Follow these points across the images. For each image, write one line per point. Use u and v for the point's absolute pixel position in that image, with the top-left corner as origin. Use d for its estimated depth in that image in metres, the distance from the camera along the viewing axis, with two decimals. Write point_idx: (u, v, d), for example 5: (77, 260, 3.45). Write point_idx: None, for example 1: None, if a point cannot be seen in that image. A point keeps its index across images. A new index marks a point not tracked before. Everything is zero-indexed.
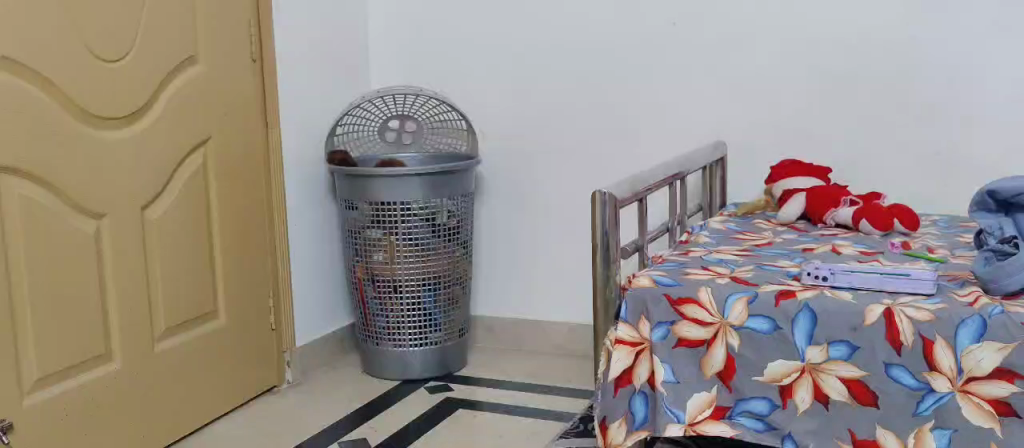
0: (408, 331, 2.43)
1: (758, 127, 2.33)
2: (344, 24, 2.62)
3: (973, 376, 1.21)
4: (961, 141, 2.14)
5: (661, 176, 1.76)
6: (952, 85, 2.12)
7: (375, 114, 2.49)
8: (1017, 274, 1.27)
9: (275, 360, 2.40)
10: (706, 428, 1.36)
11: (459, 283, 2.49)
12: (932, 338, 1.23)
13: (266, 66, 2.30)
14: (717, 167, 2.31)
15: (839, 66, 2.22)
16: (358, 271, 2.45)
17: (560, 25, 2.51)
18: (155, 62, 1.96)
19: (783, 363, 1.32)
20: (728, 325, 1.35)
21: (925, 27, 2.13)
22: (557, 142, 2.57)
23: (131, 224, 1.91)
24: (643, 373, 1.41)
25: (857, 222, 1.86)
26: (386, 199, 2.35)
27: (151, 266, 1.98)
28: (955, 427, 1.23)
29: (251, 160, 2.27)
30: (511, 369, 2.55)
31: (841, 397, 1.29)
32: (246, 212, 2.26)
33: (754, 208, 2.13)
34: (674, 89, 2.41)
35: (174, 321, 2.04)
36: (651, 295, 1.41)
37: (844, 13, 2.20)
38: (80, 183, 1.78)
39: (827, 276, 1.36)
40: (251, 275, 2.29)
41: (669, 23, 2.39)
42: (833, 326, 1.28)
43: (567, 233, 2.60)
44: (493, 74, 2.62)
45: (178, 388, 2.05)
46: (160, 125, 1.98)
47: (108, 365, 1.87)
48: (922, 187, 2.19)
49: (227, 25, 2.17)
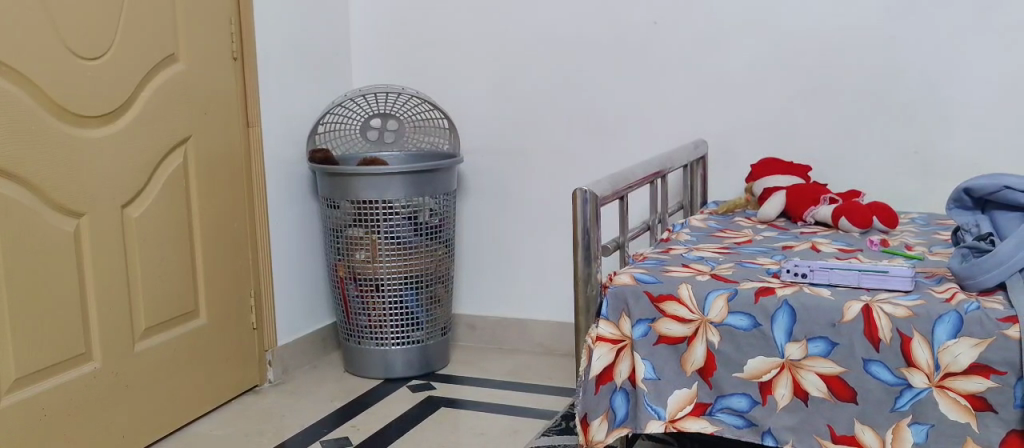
0: (390, 330, 2.43)
1: (737, 127, 2.34)
2: (325, 22, 2.61)
3: (950, 371, 1.22)
4: (940, 140, 2.15)
5: (642, 173, 1.76)
6: (930, 83, 2.14)
7: (357, 112, 2.52)
8: (992, 271, 1.28)
9: (256, 359, 2.39)
10: (687, 424, 1.37)
11: (442, 282, 2.50)
12: (910, 334, 1.24)
13: (246, 64, 2.29)
14: (698, 166, 2.32)
15: (819, 66, 2.24)
16: (340, 269, 2.45)
17: (543, 25, 2.51)
18: (135, 62, 1.95)
19: (763, 360, 1.33)
20: (708, 322, 1.36)
21: (905, 26, 2.14)
22: (539, 140, 2.58)
23: (111, 224, 1.91)
24: (624, 370, 1.41)
25: (836, 220, 1.87)
26: (368, 198, 2.34)
27: (132, 264, 1.97)
28: (932, 422, 1.24)
29: (232, 160, 2.26)
30: (492, 367, 2.55)
31: (820, 393, 1.30)
32: (227, 211, 2.25)
33: (734, 206, 2.13)
34: (655, 88, 2.42)
35: (154, 321, 2.03)
36: (632, 293, 1.41)
37: (823, 11, 2.21)
38: (60, 182, 1.77)
39: (806, 273, 1.37)
40: (232, 274, 2.28)
41: (650, 23, 2.39)
42: (812, 322, 1.29)
43: (548, 232, 2.61)
44: (475, 72, 2.62)
45: (159, 389, 2.04)
46: (141, 123, 1.98)
47: (87, 365, 1.86)
48: (900, 185, 2.20)
49: (208, 23, 2.17)
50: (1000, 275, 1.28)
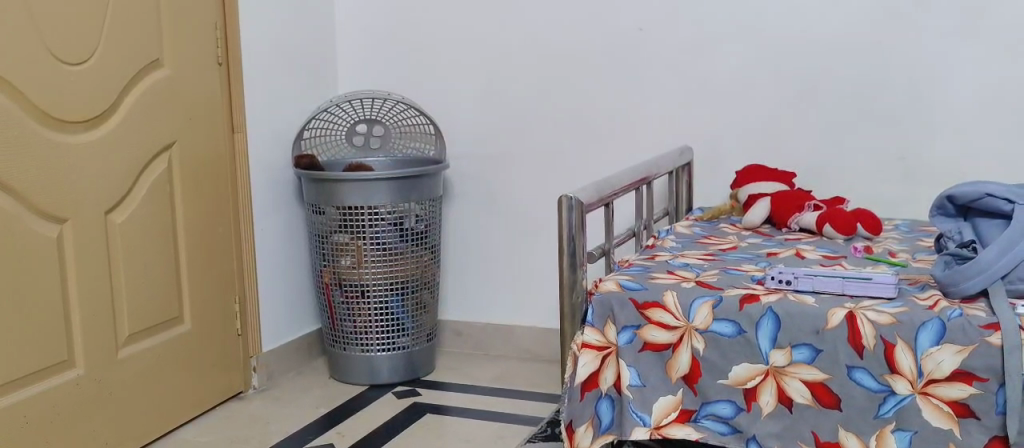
0: (376, 336, 2.42)
1: (724, 134, 2.35)
2: (311, 27, 2.61)
3: (933, 378, 1.23)
4: (924, 146, 2.17)
5: (627, 179, 1.77)
6: (913, 91, 2.16)
7: (343, 118, 2.52)
8: (975, 278, 1.29)
9: (241, 366, 2.38)
10: (671, 431, 1.37)
11: (427, 288, 2.49)
12: (893, 341, 1.25)
13: (231, 70, 2.28)
14: (684, 172, 2.33)
15: (804, 72, 2.25)
16: (324, 275, 2.44)
17: (529, 30, 2.52)
18: (119, 66, 1.94)
19: (747, 367, 1.33)
20: (693, 328, 1.36)
21: (889, 33, 2.16)
22: (526, 146, 2.58)
23: (95, 231, 1.89)
24: (609, 377, 1.41)
25: (820, 226, 1.88)
26: (353, 203, 2.34)
27: (115, 271, 1.96)
28: (915, 428, 1.24)
29: (218, 166, 2.26)
30: (478, 373, 2.55)
31: (804, 400, 1.30)
32: (211, 217, 2.24)
33: (719, 212, 2.15)
34: (641, 93, 2.43)
35: (137, 328, 2.02)
36: (617, 300, 1.41)
37: (807, 18, 2.23)
38: (41, 187, 1.76)
39: (791, 280, 1.37)
40: (216, 281, 2.27)
41: (636, 29, 2.40)
42: (796, 329, 1.30)
43: (535, 238, 2.61)
44: (462, 78, 2.62)
45: (142, 396, 2.03)
46: (125, 129, 1.97)
47: (70, 372, 1.85)
48: (883, 192, 2.22)
49: (193, 27, 2.16)
50: (981, 282, 1.29)
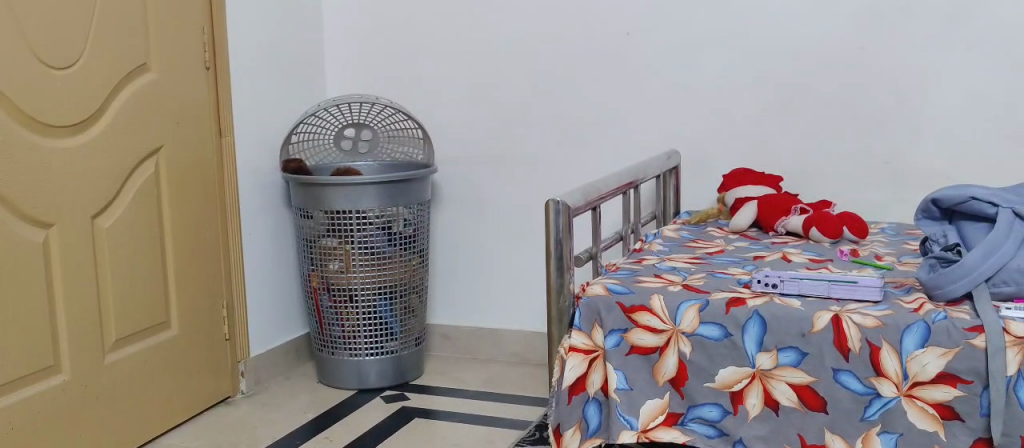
0: (364, 340, 2.42)
1: (711, 138, 2.36)
2: (299, 31, 2.61)
3: (918, 380, 1.23)
4: (910, 150, 2.18)
5: (614, 183, 1.77)
6: (898, 96, 2.17)
7: (330, 122, 2.50)
8: (960, 280, 1.30)
9: (229, 370, 2.37)
10: (659, 434, 1.37)
11: (416, 292, 2.49)
12: (878, 344, 1.25)
13: (219, 74, 2.28)
14: (671, 176, 2.34)
15: (790, 76, 2.26)
16: (313, 280, 2.43)
17: (516, 34, 2.52)
18: (105, 71, 1.94)
19: (733, 370, 1.34)
20: (680, 332, 1.36)
21: (874, 38, 2.17)
22: (514, 150, 2.58)
23: (81, 236, 1.89)
24: (597, 380, 1.42)
25: (807, 230, 1.89)
26: (341, 207, 2.34)
27: (102, 276, 1.95)
28: (900, 430, 1.25)
29: (205, 170, 2.25)
30: (466, 377, 2.55)
31: (790, 403, 1.30)
32: (199, 222, 2.24)
33: (706, 216, 2.16)
34: (628, 97, 2.43)
35: (124, 333, 2.01)
36: (604, 304, 1.41)
37: (793, 22, 2.23)
38: (26, 192, 1.75)
39: (777, 283, 1.38)
40: (204, 285, 2.27)
41: (623, 33, 2.41)
42: (781, 332, 1.30)
43: (523, 242, 2.61)
44: (450, 83, 2.62)
45: (129, 401, 2.03)
46: (111, 134, 1.96)
47: (56, 378, 1.84)
48: (869, 196, 2.23)
49: (180, 32, 2.15)
50: (967, 284, 1.29)
